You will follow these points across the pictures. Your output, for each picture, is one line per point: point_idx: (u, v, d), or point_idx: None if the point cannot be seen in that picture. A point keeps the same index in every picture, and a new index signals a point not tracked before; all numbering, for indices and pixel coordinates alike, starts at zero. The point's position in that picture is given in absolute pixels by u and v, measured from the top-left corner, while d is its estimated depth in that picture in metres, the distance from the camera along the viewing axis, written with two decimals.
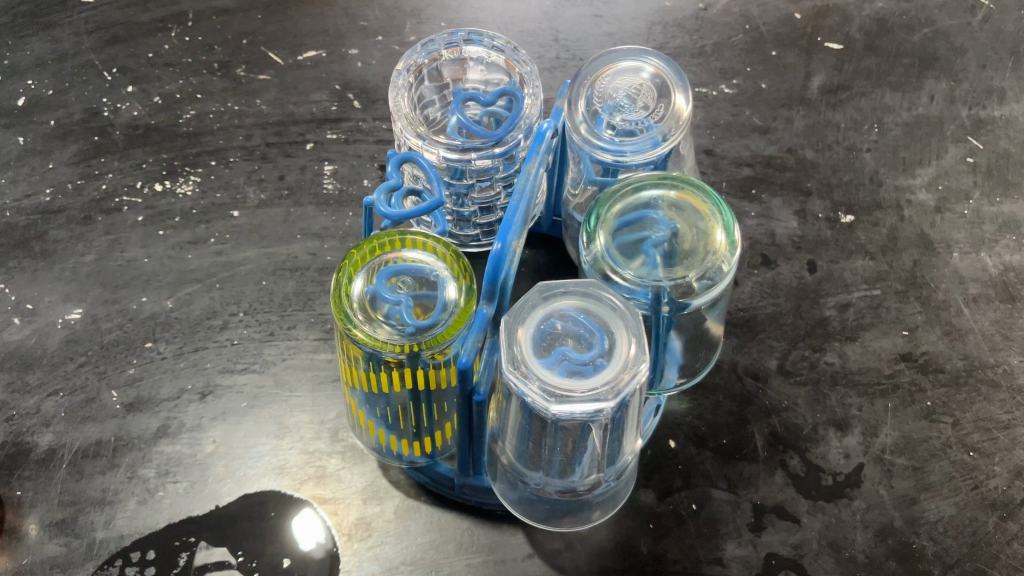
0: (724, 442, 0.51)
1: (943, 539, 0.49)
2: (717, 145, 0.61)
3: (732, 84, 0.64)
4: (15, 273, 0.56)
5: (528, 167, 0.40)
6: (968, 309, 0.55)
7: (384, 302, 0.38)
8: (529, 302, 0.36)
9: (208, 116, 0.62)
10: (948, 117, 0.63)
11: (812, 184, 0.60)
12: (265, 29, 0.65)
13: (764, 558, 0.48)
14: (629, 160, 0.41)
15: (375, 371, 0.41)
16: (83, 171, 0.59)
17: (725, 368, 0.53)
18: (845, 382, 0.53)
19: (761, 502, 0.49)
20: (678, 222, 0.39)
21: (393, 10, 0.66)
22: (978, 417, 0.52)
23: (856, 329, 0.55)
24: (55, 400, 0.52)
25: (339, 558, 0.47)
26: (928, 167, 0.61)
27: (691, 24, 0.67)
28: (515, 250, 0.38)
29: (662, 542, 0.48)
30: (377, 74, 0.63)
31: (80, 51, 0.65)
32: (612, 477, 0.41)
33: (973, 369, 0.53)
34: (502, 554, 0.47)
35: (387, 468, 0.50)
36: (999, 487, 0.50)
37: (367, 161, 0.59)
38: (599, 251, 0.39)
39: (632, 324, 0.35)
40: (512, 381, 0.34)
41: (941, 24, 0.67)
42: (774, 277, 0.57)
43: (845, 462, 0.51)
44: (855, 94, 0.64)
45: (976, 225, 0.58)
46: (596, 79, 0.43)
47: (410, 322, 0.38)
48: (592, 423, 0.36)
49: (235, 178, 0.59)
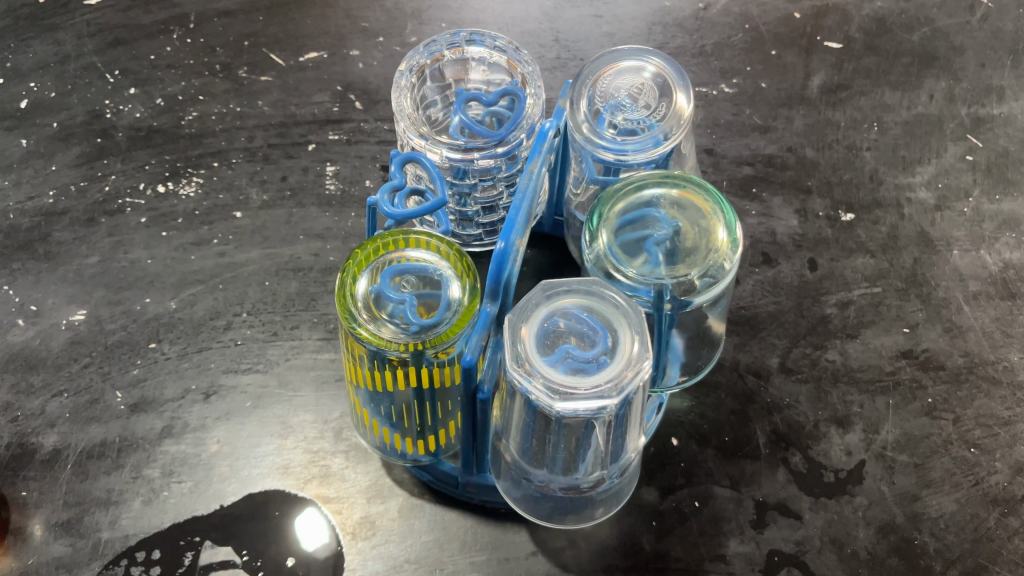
0: (727, 440, 0.51)
1: (944, 536, 0.49)
2: (717, 144, 0.61)
3: (732, 83, 0.64)
4: (19, 275, 0.56)
5: (531, 167, 0.40)
6: (968, 306, 0.56)
7: (389, 302, 0.38)
8: (532, 301, 0.36)
9: (210, 118, 0.62)
10: (948, 116, 0.63)
11: (813, 183, 0.60)
12: (266, 31, 0.66)
13: (766, 555, 0.48)
14: (631, 159, 0.41)
15: (380, 370, 0.41)
16: (86, 173, 0.60)
17: (727, 366, 0.54)
18: (846, 379, 0.53)
19: (763, 499, 0.50)
20: (680, 221, 0.39)
21: (394, 11, 0.67)
22: (978, 414, 0.52)
23: (857, 326, 0.55)
24: (60, 400, 0.52)
25: (344, 557, 0.47)
26: (928, 166, 0.61)
27: (691, 25, 0.67)
28: (518, 249, 0.38)
29: (665, 540, 0.48)
30: (378, 76, 0.63)
31: (82, 54, 0.65)
32: (616, 474, 0.41)
33: (973, 366, 0.54)
34: (506, 552, 0.48)
35: (390, 467, 0.50)
36: (1000, 483, 0.50)
37: (369, 161, 0.60)
38: (602, 249, 0.39)
39: (635, 322, 0.35)
40: (516, 379, 0.35)
41: (940, 23, 0.67)
42: (775, 275, 0.57)
43: (847, 459, 0.51)
44: (855, 93, 0.64)
45: (975, 223, 0.58)
46: (597, 79, 0.43)
47: (414, 321, 0.38)
48: (596, 420, 0.36)
49: (238, 179, 0.59)
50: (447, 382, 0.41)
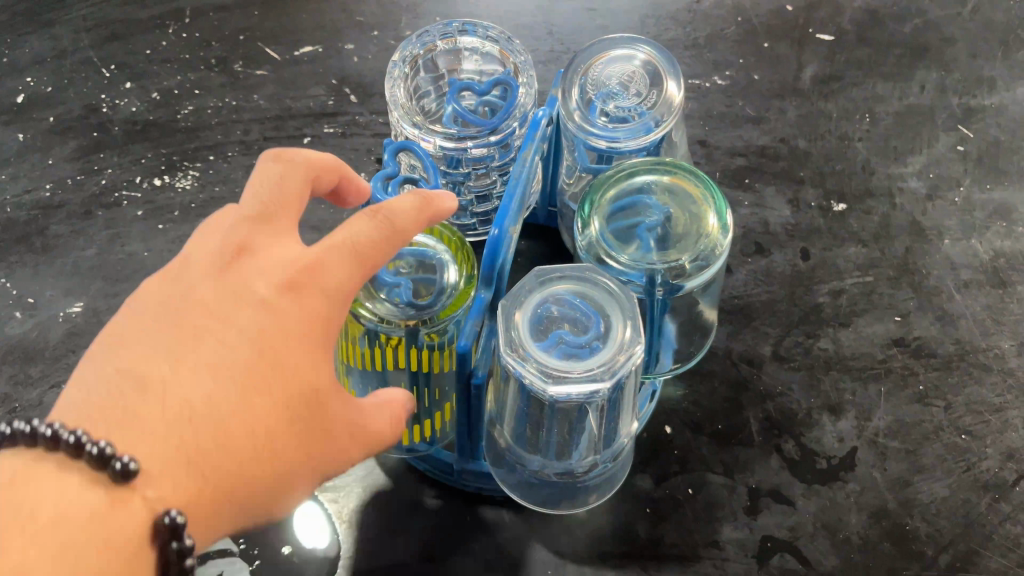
0: (720, 427, 0.52)
1: (936, 521, 0.49)
2: (710, 135, 0.62)
3: (725, 75, 0.65)
4: (16, 269, 0.56)
5: (524, 154, 0.40)
6: (959, 295, 0.56)
7: (386, 282, 0.40)
8: (526, 287, 0.37)
9: (206, 111, 0.62)
10: (939, 106, 0.63)
11: (805, 173, 0.61)
12: (262, 25, 0.66)
13: (760, 541, 0.48)
14: (623, 146, 0.42)
15: (374, 350, 0.42)
16: (83, 167, 0.60)
17: (720, 355, 0.54)
18: (839, 367, 0.54)
19: (756, 486, 0.50)
20: (672, 207, 0.40)
21: (388, 6, 0.67)
22: (970, 400, 0.53)
23: (849, 315, 0.55)
24: (58, 391, 0.52)
25: (341, 546, 0.48)
26: (919, 156, 0.61)
27: (683, 18, 0.67)
28: (511, 235, 0.38)
29: (659, 527, 0.49)
30: (373, 69, 0.64)
31: (78, 48, 0.65)
32: (609, 459, 0.41)
33: (965, 353, 0.54)
34: (501, 540, 0.48)
35: (387, 457, 0.50)
36: (991, 469, 0.51)
37: (364, 153, 0.60)
38: (594, 235, 0.39)
39: (627, 308, 0.36)
40: (510, 364, 0.35)
41: (931, 14, 0.68)
42: (768, 265, 0.57)
43: (839, 446, 0.51)
44: (847, 84, 0.65)
45: (967, 213, 0.59)
46: (589, 67, 0.43)
47: (410, 301, 0.39)
48: (589, 405, 0.36)
49: (234, 172, 0.60)
50: (441, 367, 0.42)
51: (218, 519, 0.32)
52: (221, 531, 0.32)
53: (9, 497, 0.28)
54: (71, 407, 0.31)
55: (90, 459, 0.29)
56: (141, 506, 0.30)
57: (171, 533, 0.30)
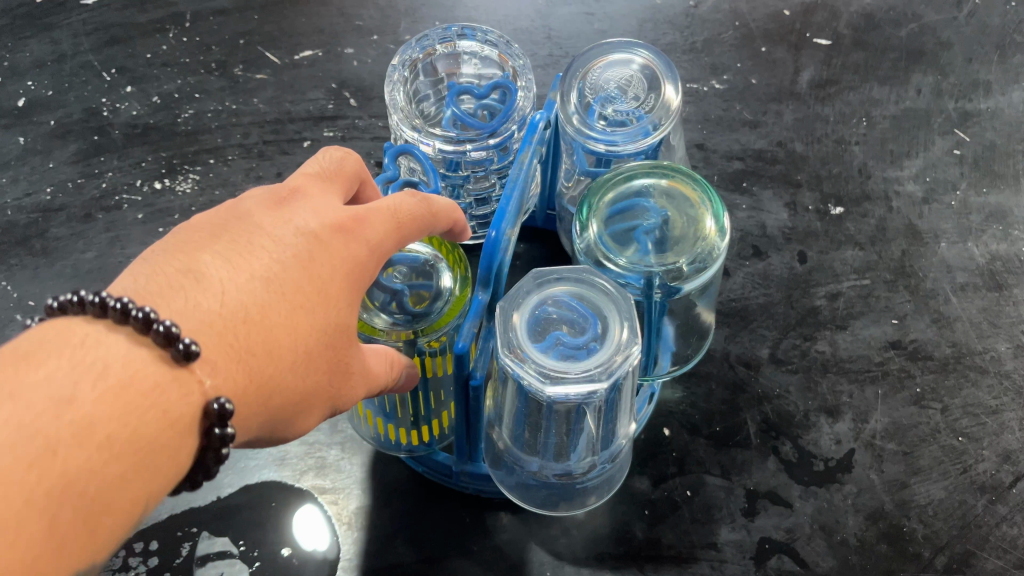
0: (717, 429, 0.52)
1: (933, 522, 0.49)
2: (708, 139, 0.62)
3: (723, 79, 0.65)
4: (16, 271, 0.56)
5: (522, 157, 0.40)
6: (955, 297, 0.56)
7: (379, 292, 0.40)
8: (523, 289, 0.37)
9: (206, 115, 0.63)
10: (935, 110, 0.64)
11: (802, 177, 0.61)
12: (261, 30, 0.66)
13: (757, 542, 0.49)
14: (621, 149, 0.42)
15: None
16: (83, 170, 0.60)
17: (718, 357, 0.55)
18: (836, 369, 0.54)
19: (753, 488, 0.50)
20: (669, 210, 0.40)
21: (388, 10, 0.67)
22: (966, 403, 0.53)
23: (846, 317, 0.56)
24: None
25: (340, 547, 0.48)
26: (916, 159, 0.62)
27: (681, 22, 0.68)
28: (509, 238, 0.39)
29: (657, 528, 0.49)
30: (372, 73, 0.64)
31: (79, 52, 0.65)
32: (607, 460, 0.42)
33: (961, 356, 0.54)
34: (500, 541, 0.48)
35: (387, 459, 0.51)
36: (987, 471, 0.51)
37: (364, 157, 0.60)
38: (592, 238, 0.39)
39: (624, 309, 0.36)
40: (508, 365, 0.35)
41: (927, 19, 0.68)
42: (766, 268, 0.58)
43: (837, 448, 0.52)
44: (843, 88, 0.65)
45: (962, 216, 0.59)
46: (587, 72, 0.44)
47: (406, 311, 0.39)
48: (587, 406, 0.37)
49: (233, 175, 0.60)
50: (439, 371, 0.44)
51: (249, 421, 0.33)
52: (247, 432, 0.33)
53: (82, 355, 0.29)
54: (120, 289, 0.32)
55: (157, 337, 0.30)
56: (197, 392, 0.30)
57: (219, 418, 0.30)
